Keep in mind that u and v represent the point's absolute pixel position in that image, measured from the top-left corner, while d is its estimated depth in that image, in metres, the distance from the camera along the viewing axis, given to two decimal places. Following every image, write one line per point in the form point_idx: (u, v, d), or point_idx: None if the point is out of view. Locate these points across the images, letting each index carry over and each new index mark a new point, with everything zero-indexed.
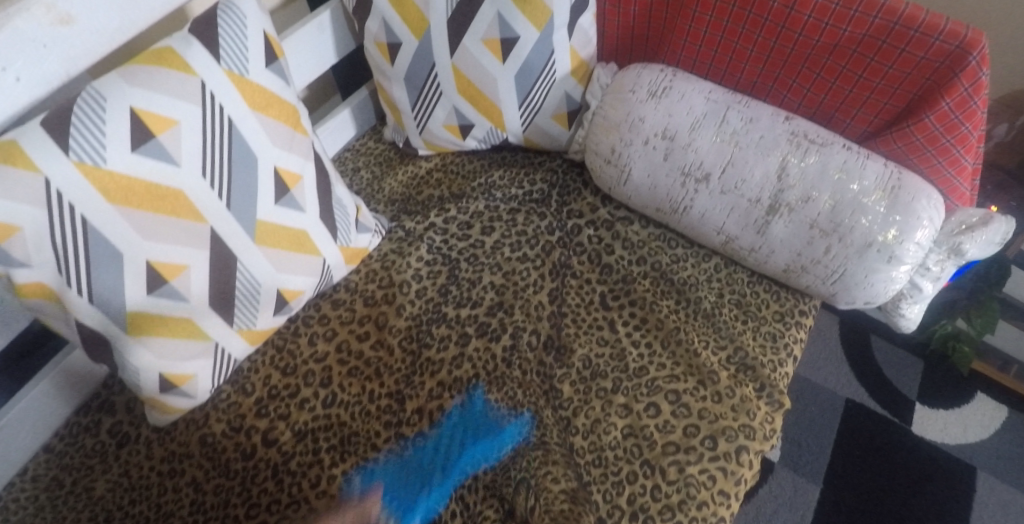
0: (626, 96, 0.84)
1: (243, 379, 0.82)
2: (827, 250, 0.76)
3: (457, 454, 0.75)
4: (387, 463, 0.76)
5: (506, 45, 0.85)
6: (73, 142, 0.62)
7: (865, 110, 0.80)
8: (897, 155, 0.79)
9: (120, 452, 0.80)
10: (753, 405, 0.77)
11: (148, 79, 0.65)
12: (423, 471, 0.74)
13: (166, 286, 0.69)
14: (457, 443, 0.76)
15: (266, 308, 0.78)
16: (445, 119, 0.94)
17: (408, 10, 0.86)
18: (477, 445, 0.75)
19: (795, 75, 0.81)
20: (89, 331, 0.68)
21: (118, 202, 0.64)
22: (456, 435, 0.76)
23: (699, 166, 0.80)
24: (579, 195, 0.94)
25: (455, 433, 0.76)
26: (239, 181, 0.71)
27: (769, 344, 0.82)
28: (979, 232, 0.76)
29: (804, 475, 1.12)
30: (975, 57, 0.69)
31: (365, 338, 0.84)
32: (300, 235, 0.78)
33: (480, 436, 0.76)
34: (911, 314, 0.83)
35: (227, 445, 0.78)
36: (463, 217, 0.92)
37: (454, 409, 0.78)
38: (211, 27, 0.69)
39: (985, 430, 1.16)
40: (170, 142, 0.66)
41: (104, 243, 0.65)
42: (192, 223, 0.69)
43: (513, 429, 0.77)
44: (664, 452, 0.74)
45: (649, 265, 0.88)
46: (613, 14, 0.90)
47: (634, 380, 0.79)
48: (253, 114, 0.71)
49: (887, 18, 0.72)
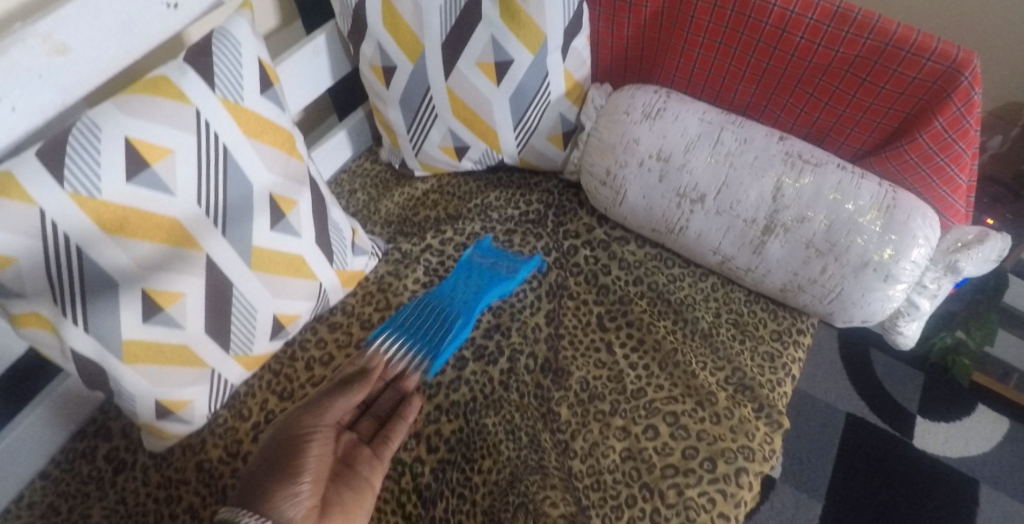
0: (620, 117, 0.84)
1: (240, 403, 0.82)
2: (823, 270, 0.76)
3: (468, 300, 0.86)
4: (411, 304, 0.87)
5: (500, 68, 0.85)
6: (68, 173, 0.62)
7: (859, 129, 0.80)
8: (891, 174, 0.79)
9: (116, 479, 0.79)
10: (751, 425, 0.76)
11: (143, 108, 0.65)
12: (438, 309, 0.86)
13: (162, 314, 0.69)
14: (468, 291, 0.87)
15: (263, 333, 0.78)
16: (441, 141, 0.94)
17: (403, 35, 0.86)
18: (487, 290, 0.87)
19: (788, 95, 0.82)
20: (84, 360, 0.68)
21: (114, 232, 0.65)
22: (472, 264, 0.90)
23: (694, 187, 0.80)
24: (575, 215, 0.95)
25: (467, 285, 0.88)
26: (235, 209, 0.71)
27: (767, 364, 0.82)
28: (976, 250, 0.76)
29: (805, 492, 1.11)
30: (967, 77, 0.69)
31: (362, 361, 0.83)
32: (296, 260, 0.78)
33: (491, 271, 0.89)
34: (909, 331, 0.82)
35: (223, 471, 0.77)
36: (459, 238, 0.93)
37: (471, 249, 0.91)
38: (205, 56, 0.69)
39: (987, 443, 1.15)
40: (165, 171, 0.66)
41: (100, 273, 0.65)
42: (187, 251, 0.69)
43: (520, 267, 0.89)
44: (663, 475, 0.73)
45: (645, 285, 0.88)
46: (607, 35, 0.91)
47: (632, 402, 0.79)
48: (248, 141, 0.72)
49: (879, 39, 0.72)
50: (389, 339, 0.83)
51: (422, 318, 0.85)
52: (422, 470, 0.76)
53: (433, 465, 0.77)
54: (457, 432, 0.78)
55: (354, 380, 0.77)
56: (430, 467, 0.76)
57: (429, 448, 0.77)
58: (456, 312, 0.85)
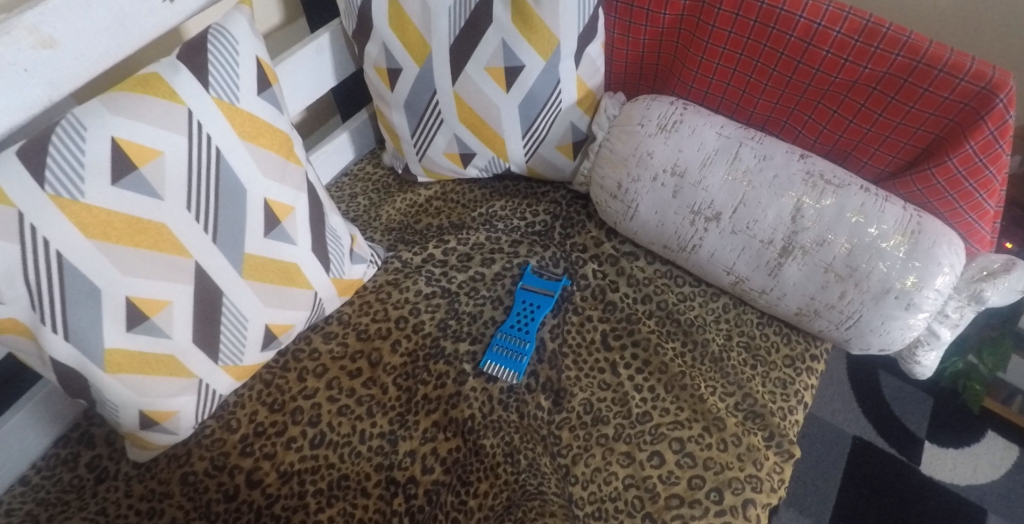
0: (634, 129, 0.81)
1: (229, 415, 0.78)
2: (841, 295, 0.73)
3: (536, 320, 0.82)
4: (498, 332, 0.82)
5: (510, 73, 0.82)
6: (49, 173, 0.59)
7: (883, 149, 0.77)
8: (916, 198, 0.76)
9: (98, 488, 0.74)
10: (760, 454, 0.72)
11: (131, 107, 0.62)
12: (518, 330, 0.82)
13: (147, 322, 0.66)
14: (533, 309, 0.83)
15: (254, 343, 0.75)
16: (446, 147, 0.91)
17: (409, 36, 0.83)
18: (548, 308, 0.83)
19: (811, 111, 0.78)
20: (64, 369, 0.65)
21: (97, 236, 0.62)
22: (532, 285, 0.85)
23: (709, 205, 0.77)
24: (583, 227, 0.91)
25: (529, 302, 0.84)
26: (226, 214, 0.68)
27: (778, 392, 0.78)
28: (1002, 279, 0.71)
29: (808, 516, 1.06)
30: (1002, 99, 0.66)
31: (357, 375, 0.80)
32: (291, 268, 0.74)
33: (544, 292, 0.84)
34: (926, 361, 0.78)
35: (209, 485, 0.73)
36: (462, 248, 0.89)
37: (521, 279, 0.86)
38: (200, 53, 0.66)
39: (995, 470, 1.09)
40: (152, 174, 0.63)
41: (82, 279, 0.62)
42: (176, 257, 0.66)
43: (558, 285, 0.85)
44: (667, 506, 0.70)
45: (654, 304, 0.85)
46: (622, 43, 0.87)
47: (638, 426, 0.76)
48: (242, 144, 0.68)
49: (910, 57, 0.69)
50: (501, 368, 0.79)
51: (509, 335, 0.81)
52: (416, 492, 0.72)
53: (427, 486, 0.73)
54: (454, 451, 0.75)
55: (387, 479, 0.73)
56: (424, 489, 0.73)
57: (424, 468, 0.74)
58: (530, 331, 0.81)
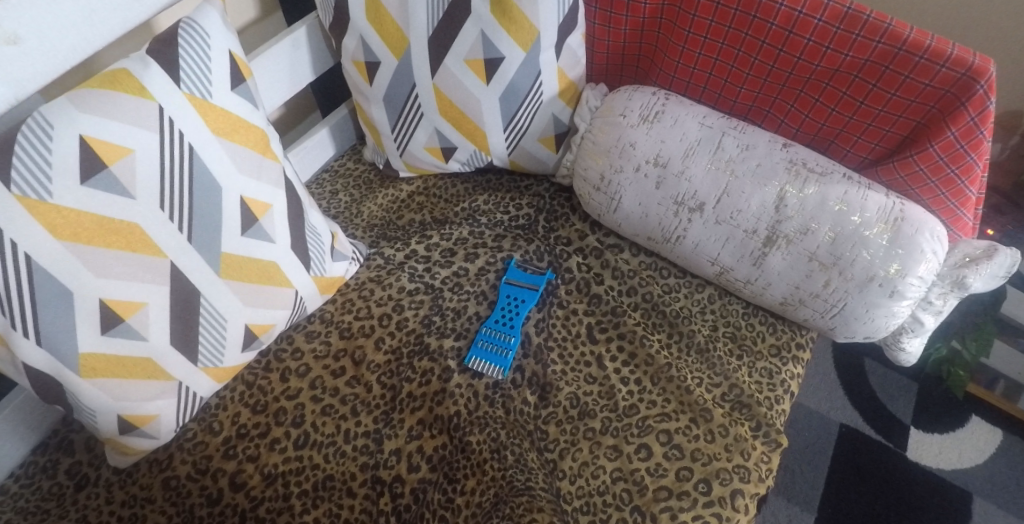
0: (617, 120, 0.80)
1: (211, 417, 0.77)
2: (826, 284, 0.73)
3: (522, 314, 0.81)
4: (482, 327, 0.81)
5: (490, 65, 0.81)
6: (15, 174, 0.57)
7: (866, 137, 0.77)
8: (899, 185, 0.76)
9: (79, 496, 0.72)
10: (748, 445, 0.72)
11: (100, 104, 0.61)
12: (503, 326, 0.81)
13: (122, 325, 0.65)
14: (518, 304, 0.82)
15: (234, 344, 0.74)
16: (427, 141, 0.90)
17: (386, 27, 0.81)
18: (533, 302, 0.82)
19: (793, 100, 0.78)
20: (38, 374, 0.63)
21: (67, 238, 0.60)
22: (517, 279, 0.84)
23: (693, 196, 0.76)
24: (567, 220, 0.91)
25: (514, 297, 0.83)
26: (202, 213, 0.67)
27: (764, 382, 0.78)
28: (984, 265, 0.71)
29: (797, 505, 1.06)
30: (982, 86, 0.66)
31: (340, 373, 0.79)
32: (269, 267, 0.73)
33: (529, 286, 0.83)
34: (912, 347, 0.78)
35: (192, 489, 0.72)
36: (445, 243, 0.88)
37: (506, 274, 0.85)
38: (171, 49, 0.64)
39: (981, 454, 1.10)
40: (124, 173, 0.62)
41: (52, 281, 0.60)
42: (151, 258, 0.65)
43: (542, 279, 0.84)
44: (655, 498, 0.69)
45: (640, 295, 0.84)
46: (603, 33, 0.87)
47: (625, 420, 0.75)
48: (217, 141, 0.67)
49: (891, 44, 0.68)
50: (485, 363, 0.78)
51: (496, 333, 0.80)
52: (401, 491, 0.72)
53: (413, 485, 0.72)
54: (440, 449, 0.74)
55: (376, 474, 0.72)
56: (410, 487, 0.72)
57: (411, 466, 0.73)
58: (515, 326, 0.81)
